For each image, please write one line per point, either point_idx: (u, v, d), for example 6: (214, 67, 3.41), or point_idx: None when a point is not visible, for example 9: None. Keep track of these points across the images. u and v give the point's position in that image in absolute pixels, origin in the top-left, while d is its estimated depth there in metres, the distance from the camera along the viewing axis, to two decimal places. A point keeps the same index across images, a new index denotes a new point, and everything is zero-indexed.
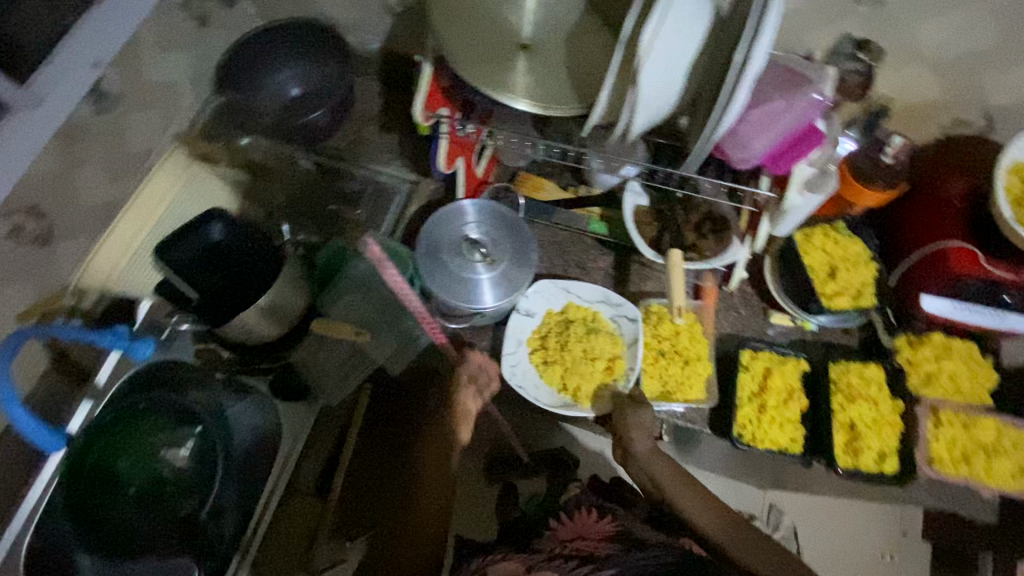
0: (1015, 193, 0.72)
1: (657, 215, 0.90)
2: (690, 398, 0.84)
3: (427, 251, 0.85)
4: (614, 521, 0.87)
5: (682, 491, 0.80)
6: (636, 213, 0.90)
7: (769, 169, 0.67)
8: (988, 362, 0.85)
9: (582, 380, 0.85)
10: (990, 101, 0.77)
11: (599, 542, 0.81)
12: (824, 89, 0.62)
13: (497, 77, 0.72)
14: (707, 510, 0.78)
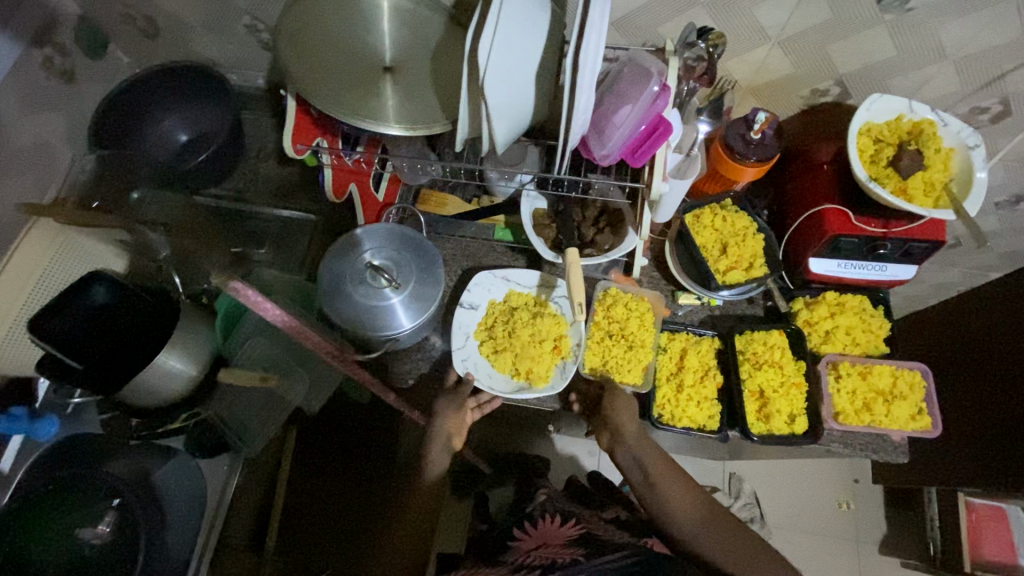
0: (869, 153, 0.76)
1: (556, 215, 0.91)
2: (626, 381, 0.86)
3: (330, 286, 0.84)
4: (576, 526, 0.91)
5: (665, 479, 0.81)
6: (534, 217, 0.91)
7: (631, 161, 0.68)
8: (881, 312, 0.89)
9: (533, 361, 0.87)
10: (840, 69, 0.81)
11: (564, 547, 0.83)
12: (663, 78, 0.65)
13: (363, 104, 0.72)
14: (683, 495, 0.81)
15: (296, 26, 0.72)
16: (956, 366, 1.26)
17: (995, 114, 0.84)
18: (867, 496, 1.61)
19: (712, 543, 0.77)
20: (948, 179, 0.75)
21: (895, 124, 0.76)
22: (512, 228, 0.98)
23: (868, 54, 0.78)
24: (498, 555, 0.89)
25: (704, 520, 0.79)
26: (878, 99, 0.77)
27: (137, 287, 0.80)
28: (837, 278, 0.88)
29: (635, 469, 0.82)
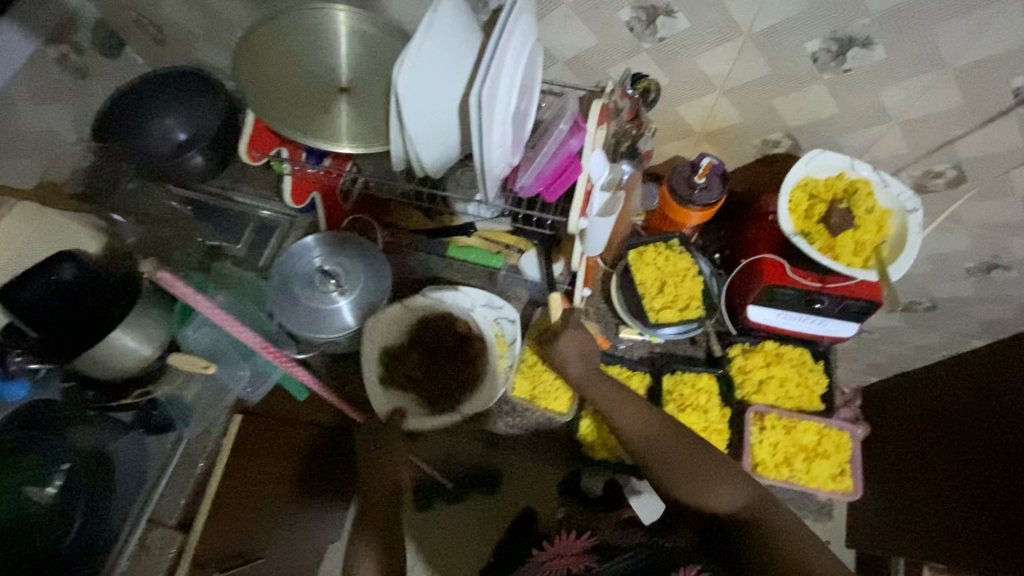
0: (802, 208, 0.76)
1: (402, 356, 0.93)
2: (552, 408, 0.96)
3: (279, 284, 0.90)
4: (589, 537, 0.95)
5: (617, 402, 0.81)
6: (384, 357, 0.91)
7: (547, 196, 0.74)
8: (820, 367, 0.88)
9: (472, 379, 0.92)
10: (788, 122, 0.82)
11: (577, 558, 0.90)
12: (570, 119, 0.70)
13: (316, 121, 0.78)
14: (641, 418, 0.80)
15: (259, 44, 0.77)
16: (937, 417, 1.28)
17: (948, 178, 0.83)
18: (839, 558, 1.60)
19: (673, 464, 0.75)
20: (881, 240, 0.75)
21: (832, 181, 0.76)
22: (465, 247, 1.00)
23: (813, 110, 0.79)
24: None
25: (663, 435, 0.78)
26: (817, 155, 0.77)
27: (102, 270, 0.87)
28: (776, 328, 0.87)
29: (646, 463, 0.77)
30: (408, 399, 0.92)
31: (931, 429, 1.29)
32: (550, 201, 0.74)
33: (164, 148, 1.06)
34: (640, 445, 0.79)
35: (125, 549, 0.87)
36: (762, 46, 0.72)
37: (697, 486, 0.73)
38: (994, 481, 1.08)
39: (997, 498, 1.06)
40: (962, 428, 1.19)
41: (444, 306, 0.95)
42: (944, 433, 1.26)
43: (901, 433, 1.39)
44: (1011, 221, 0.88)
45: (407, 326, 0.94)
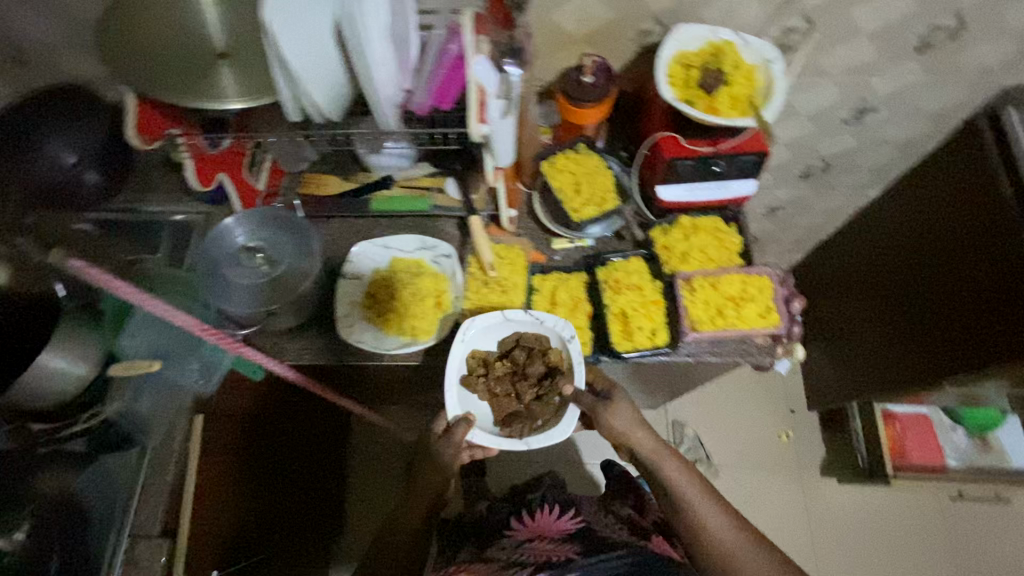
0: (681, 78, 0.82)
1: (491, 366, 0.86)
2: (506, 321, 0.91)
3: (205, 269, 0.90)
4: (574, 519, 1.05)
5: (697, 504, 0.82)
6: (469, 358, 0.86)
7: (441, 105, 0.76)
8: (734, 229, 0.96)
9: (416, 318, 0.92)
10: (653, 7, 0.88)
11: (559, 544, 0.93)
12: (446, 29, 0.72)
13: (198, 88, 0.77)
14: (726, 525, 0.79)
15: (127, 35, 0.78)
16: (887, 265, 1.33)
17: (804, 31, 0.92)
18: (806, 425, 1.73)
19: (745, 564, 0.75)
20: (753, 92, 0.82)
21: (701, 49, 0.83)
22: (387, 199, 1.02)
23: None
24: (491, 545, 1.02)
25: (740, 537, 0.78)
26: (683, 30, 0.83)
27: (35, 294, 0.89)
28: (687, 203, 0.94)
29: (702, 549, 0.78)
30: (480, 409, 0.84)
31: (889, 278, 1.32)
32: (444, 108, 0.77)
33: (54, 175, 1.01)
34: (717, 562, 0.76)
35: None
36: None
37: None
38: (957, 320, 1.12)
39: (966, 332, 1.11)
40: (922, 274, 1.21)
41: (540, 330, 0.87)
42: (897, 280, 1.29)
43: (861, 296, 1.43)
44: (866, 60, 0.98)
45: (500, 338, 0.88)
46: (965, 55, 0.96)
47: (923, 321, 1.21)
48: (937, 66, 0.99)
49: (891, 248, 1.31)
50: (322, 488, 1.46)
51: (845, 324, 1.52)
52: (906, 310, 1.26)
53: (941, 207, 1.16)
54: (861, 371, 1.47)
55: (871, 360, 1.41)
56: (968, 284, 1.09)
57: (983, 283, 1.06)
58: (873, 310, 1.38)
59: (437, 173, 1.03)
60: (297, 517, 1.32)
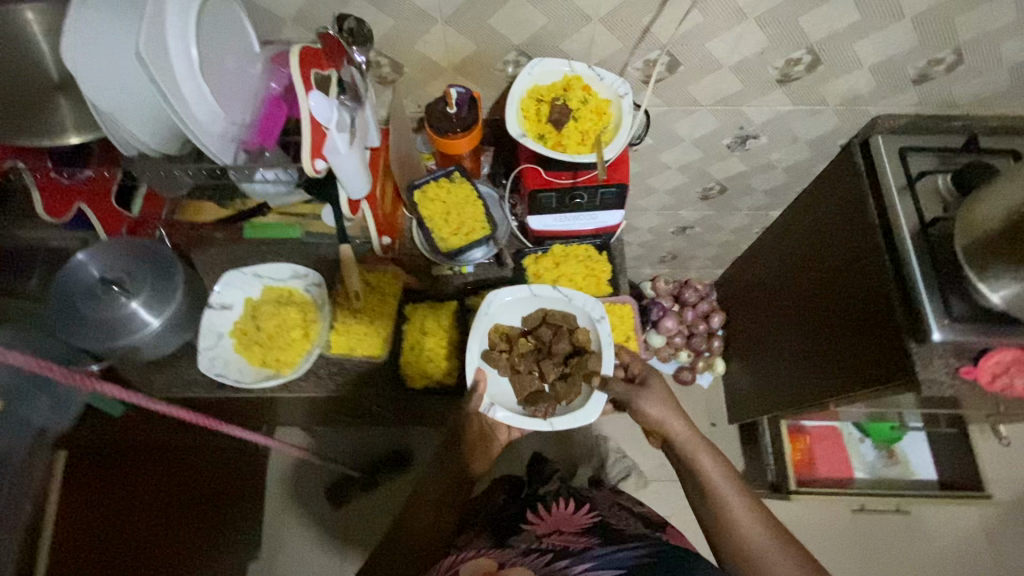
0: (533, 112, 0.84)
1: (516, 342, 0.90)
2: (369, 353, 0.93)
3: (58, 303, 0.87)
4: (589, 514, 1.00)
5: (731, 498, 0.81)
6: (493, 333, 0.91)
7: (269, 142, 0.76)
8: (604, 257, 0.98)
9: (279, 351, 0.92)
10: (513, 41, 0.89)
11: (579, 536, 0.91)
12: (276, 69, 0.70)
13: (37, 121, 0.76)
14: (754, 523, 0.79)
15: None
16: (792, 280, 1.35)
17: (666, 64, 0.94)
18: (726, 436, 1.78)
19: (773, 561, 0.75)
20: (603, 127, 0.84)
21: (554, 84, 0.84)
22: (262, 226, 1.03)
23: (527, 24, 0.85)
24: (512, 537, 0.97)
25: (772, 539, 0.77)
26: (538, 63, 0.84)
27: None
28: (555, 230, 0.95)
29: (728, 547, 0.78)
30: (498, 383, 0.88)
31: (793, 294, 1.34)
32: (268, 147, 0.76)
33: None
34: (750, 561, 0.76)
35: None
36: None
37: None
38: (842, 329, 1.14)
39: (849, 340, 1.12)
40: (817, 289, 1.23)
41: (567, 308, 0.91)
42: (800, 296, 1.31)
43: (773, 309, 1.45)
44: (735, 90, 1.00)
45: (523, 314, 0.92)
46: (826, 88, 0.99)
47: (821, 333, 1.23)
48: (803, 97, 1.02)
49: (791, 275, 1.35)
50: (227, 514, 1.44)
51: (761, 337, 1.54)
52: (809, 339, 1.29)
53: (821, 237, 1.20)
54: (774, 384, 1.48)
55: (784, 374, 1.43)
56: (845, 314, 1.13)
57: (853, 312, 1.10)
58: (785, 337, 1.42)
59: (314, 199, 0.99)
60: (199, 549, 1.30)
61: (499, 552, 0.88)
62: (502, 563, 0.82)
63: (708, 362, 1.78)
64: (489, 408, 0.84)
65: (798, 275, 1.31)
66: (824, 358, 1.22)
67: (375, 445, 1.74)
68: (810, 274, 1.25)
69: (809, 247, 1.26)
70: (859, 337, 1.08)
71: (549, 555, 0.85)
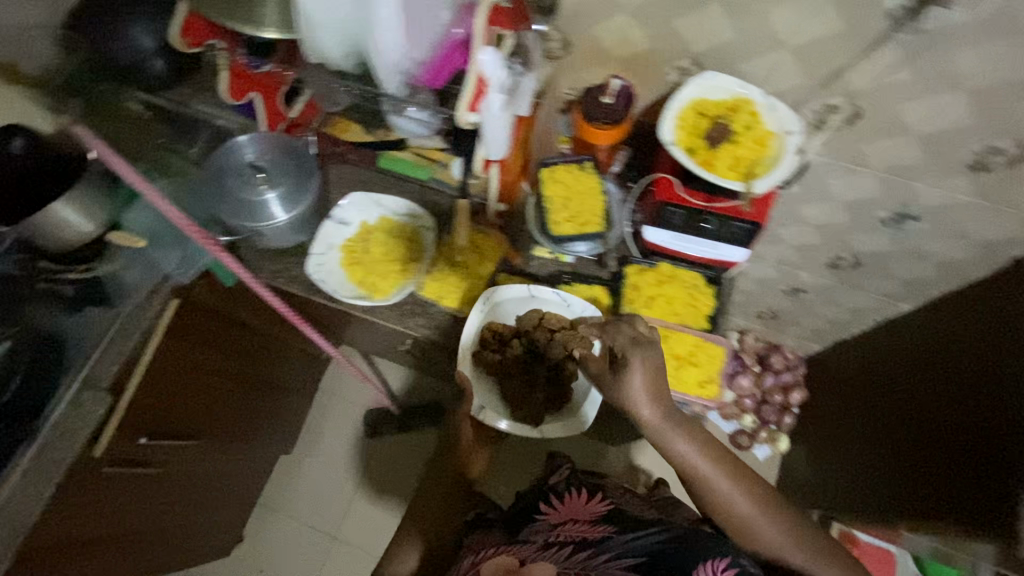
0: (689, 124, 0.80)
1: (508, 345, 0.95)
2: (454, 306, 0.99)
3: (212, 173, 0.97)
4: (604, 501, 0.89)
5: (715, 475, 0.76)
6: (486, 333, 0.94)
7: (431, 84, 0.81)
8: (712, 291, 0.93)
9: (377, 275, 0.99)
10: (692, 48, 0.86)
11: (593, 525, 0.83)
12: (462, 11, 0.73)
13: (245, 11, 0.84)
14: (743, 495, 0.76)
15: None
16: (905, 371, 1.23)
17: (845, 114, 0.87)
18: None
19: (761, 538, 0.75)
20: (760, 159, 0.78)
21: (721, 101, 0.80)
22: (395, 160, 1.07)
23: (713, 35, 0.82)
24: (522, 533, 0.88)
25: (759, 512, 0.75)
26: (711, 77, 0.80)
27: (50, 150, 0.94)
28: (670, 249, 0.93)
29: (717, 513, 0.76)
30: (486, 385, 0.96)
31: (901, 386, 1.22)
32: (433, 87, 0.82)
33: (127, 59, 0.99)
34: (735, 526, 0.75)
35: (58, 405, 0.95)
36: None
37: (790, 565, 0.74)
38: (964, 442, 1.02)
39: (967, 456, 1.00)
40: (937, 390, 1.11)
41: (564, 309, 0.95)
42: (910, 390, 1.19)
43: (869, 392, 1.34)
44: (913, 162, 0.91)
45: (523, 312, 0.96)
46: (1021, 189, 0.88)
47: (929, 436, 1.11)
48: (989, 191, 0.91)
49: (909, 364, 1.22)
50: (280, 406, 1.56)
51: (846, 422, 1.42)
52: (908, 437, 1.17)
53: (964, 332, 1.08)
54: (844, 471, 1.38)
55: (864, 466, 1.30)
56: (962, 422, 1.02)
57: (976, 423, 0.99)
58: (878, 424, 1.29)
59: (448, 149, 1.03)
60: (248, 424, 1.42)
61: (517, 545, 0.83)
62: (520, 561, 0.79)
63: (773, 436, 1.67)
64: (484, 414, 0.94)
65: (915, 367, 1.20)
66: (926, 464, 1.10)
67: (423, 394, 1.80)
68: (932, 372, 1.13)
69: (943, 342, 1.13)
70: (985, 457, 0.96)
71: (569, 548, 0.80)
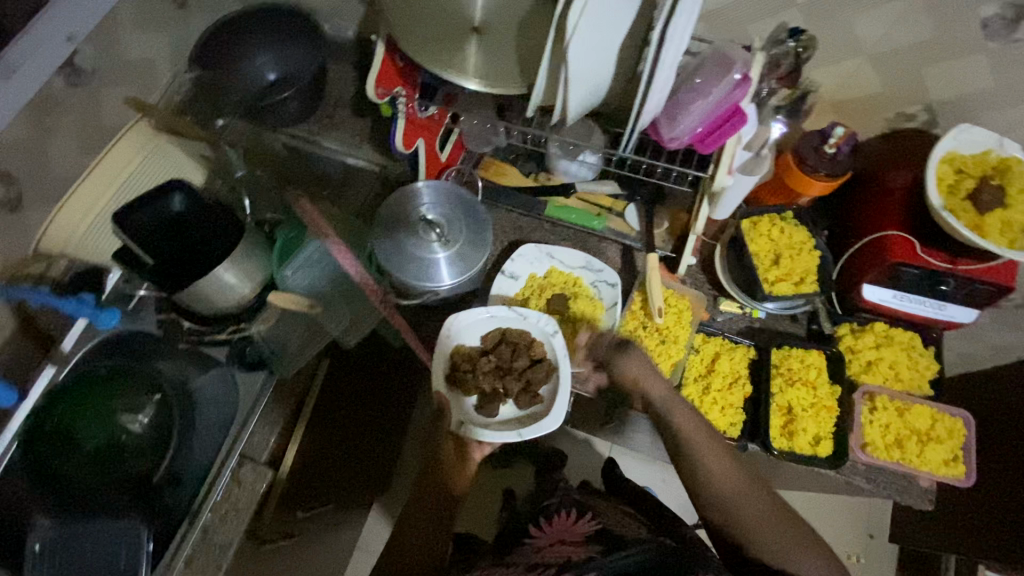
0: (949, 182, 0.74)
1: (475, 359, 0.81)
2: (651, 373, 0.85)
3: (384, 228, 0.88)
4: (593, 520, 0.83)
5: (707, 451, 0.76)
6: (455, 355, 0.81)
7: (699, 149, 0.71)
8: (930, 353, 0.87)
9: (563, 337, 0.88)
10: (931, 94, 0.79)
11: (579, 545, 0.76)
12: (745, 69, 0.66)
13: (447, 58, 0.75)
14: (726, 464, 0.75)
15: None
16: None
17: None
18: (879, 554, 1.54)
19: (750, 519, 0.72)
20: None
21: (980, 158, 0.74)
22: (564, 207, 0.96)
23: (965, 83, 0.76)
24: (509, 553, 0.82)
25: (749, 491, 0.73)
26: (967, 130, 0.74)
27: (214, 203, 0.86)
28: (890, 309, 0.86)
29: (710, 499, 0.74)
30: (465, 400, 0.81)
31: None
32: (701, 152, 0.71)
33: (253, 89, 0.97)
34: (721, 500, 0.74)
35: (220, 479, 0.88)
36: (928, 8, 0.70)
37: (777, 543, 0.69)
38: None
39: None
40: None
41: (524, 326, 0.82)
42: None
43: None
44: None
45: (484, 333, 0.82)
46: None
47: None
48: None
49: None
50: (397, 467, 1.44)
51: None
52: None
53: None
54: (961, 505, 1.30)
55: None
56: None
57: None
58: None
59: (620, 196, 0.98)
60: (369, 489, 1.30)
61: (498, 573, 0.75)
62: None
63: None
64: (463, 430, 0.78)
65: None
66: None
67: None
68: None
69: None
70: None
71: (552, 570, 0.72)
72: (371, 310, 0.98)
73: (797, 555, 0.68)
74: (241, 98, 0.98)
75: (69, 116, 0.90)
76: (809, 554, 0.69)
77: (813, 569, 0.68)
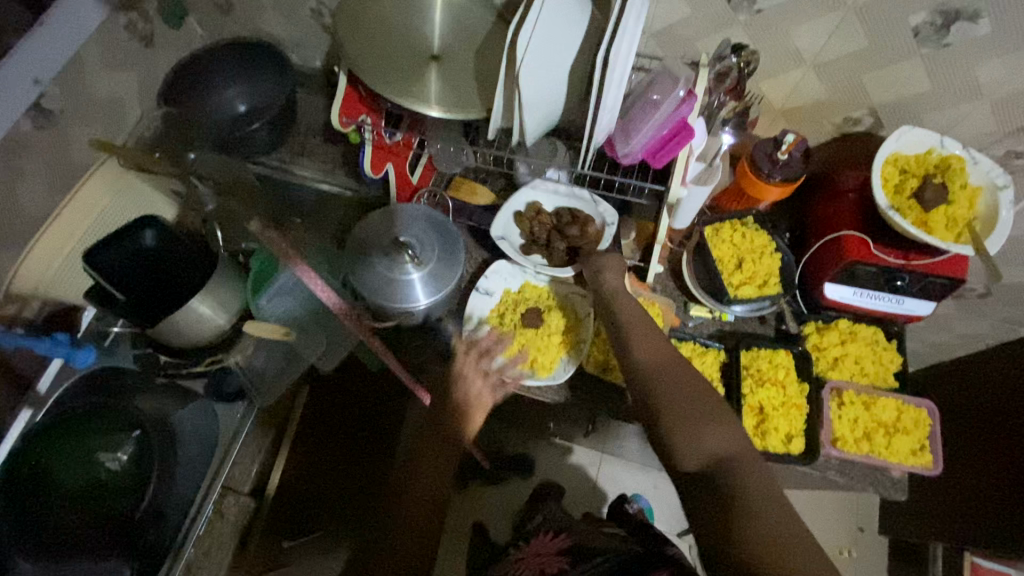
0: (893, 182, 0.78)
1: (536, 216, 0.92)
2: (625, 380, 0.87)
3: (356, 251, 0.89)
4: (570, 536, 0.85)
5: (641, 329, 0.74)
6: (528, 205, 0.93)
7: (653, 164, 0.74)
8: (894, 346, 0.89)
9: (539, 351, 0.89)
10: (874, 99, 0.83)
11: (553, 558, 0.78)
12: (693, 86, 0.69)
13: (407, 86, 0.77)
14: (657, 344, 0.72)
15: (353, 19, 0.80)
16: None
17: None
18: (870, 548, 1.55)
19: (670, 383, 0.68)
20: (972, 217, 0.76)
21: (922, 157, 0.78)
22: None
23: (905, 87, 0.80)
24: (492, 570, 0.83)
25: (675, 365, 0.70)
26: (908, 131, 0.78)
27: (186, 235, 0.87)
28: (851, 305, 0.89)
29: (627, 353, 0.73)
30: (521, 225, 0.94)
31: None
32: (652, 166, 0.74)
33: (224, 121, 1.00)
34: (642, 367, 0.70)
35: (204, 511, 0.89)
36: (862, 19, 0.74)
37: (685, 418, 0.65)
38: None
39: None
40: None
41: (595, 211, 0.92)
42: None
43: None
44: None
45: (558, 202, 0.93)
46: None
47: None
48: None
49: None
50: None
51: None
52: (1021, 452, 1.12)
53: None
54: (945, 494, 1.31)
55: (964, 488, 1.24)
56: None
57: None
58: None
59: None
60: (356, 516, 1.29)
61: None
62: None
63: None
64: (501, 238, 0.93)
65: None
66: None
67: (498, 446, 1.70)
68: None
69: None
70: None
71: None
72: (348, 335, 0.99)
73: (703, 421, 0.64)
74: (210, 131, 0.99)
75: (39, 156, 0.91)
76: (716, 422, 0.64)
77: (717, 440, 0.62)
